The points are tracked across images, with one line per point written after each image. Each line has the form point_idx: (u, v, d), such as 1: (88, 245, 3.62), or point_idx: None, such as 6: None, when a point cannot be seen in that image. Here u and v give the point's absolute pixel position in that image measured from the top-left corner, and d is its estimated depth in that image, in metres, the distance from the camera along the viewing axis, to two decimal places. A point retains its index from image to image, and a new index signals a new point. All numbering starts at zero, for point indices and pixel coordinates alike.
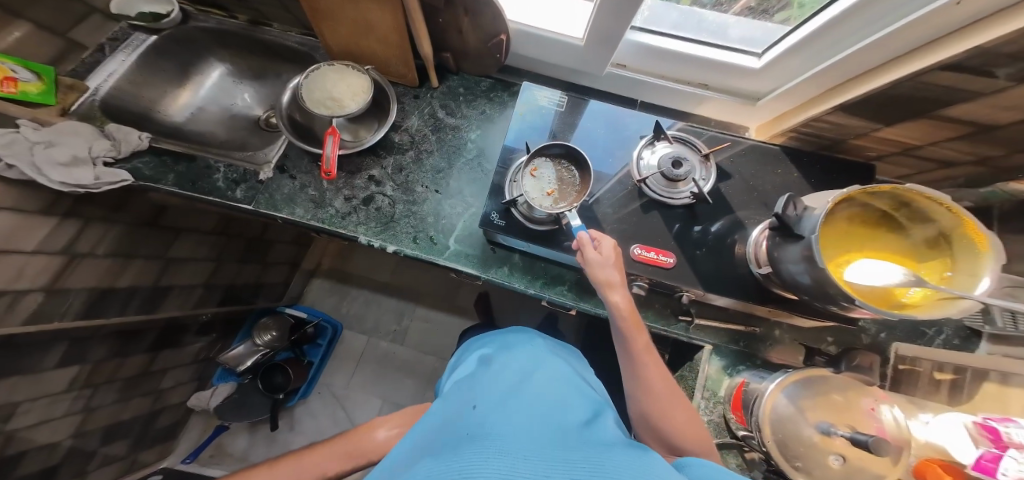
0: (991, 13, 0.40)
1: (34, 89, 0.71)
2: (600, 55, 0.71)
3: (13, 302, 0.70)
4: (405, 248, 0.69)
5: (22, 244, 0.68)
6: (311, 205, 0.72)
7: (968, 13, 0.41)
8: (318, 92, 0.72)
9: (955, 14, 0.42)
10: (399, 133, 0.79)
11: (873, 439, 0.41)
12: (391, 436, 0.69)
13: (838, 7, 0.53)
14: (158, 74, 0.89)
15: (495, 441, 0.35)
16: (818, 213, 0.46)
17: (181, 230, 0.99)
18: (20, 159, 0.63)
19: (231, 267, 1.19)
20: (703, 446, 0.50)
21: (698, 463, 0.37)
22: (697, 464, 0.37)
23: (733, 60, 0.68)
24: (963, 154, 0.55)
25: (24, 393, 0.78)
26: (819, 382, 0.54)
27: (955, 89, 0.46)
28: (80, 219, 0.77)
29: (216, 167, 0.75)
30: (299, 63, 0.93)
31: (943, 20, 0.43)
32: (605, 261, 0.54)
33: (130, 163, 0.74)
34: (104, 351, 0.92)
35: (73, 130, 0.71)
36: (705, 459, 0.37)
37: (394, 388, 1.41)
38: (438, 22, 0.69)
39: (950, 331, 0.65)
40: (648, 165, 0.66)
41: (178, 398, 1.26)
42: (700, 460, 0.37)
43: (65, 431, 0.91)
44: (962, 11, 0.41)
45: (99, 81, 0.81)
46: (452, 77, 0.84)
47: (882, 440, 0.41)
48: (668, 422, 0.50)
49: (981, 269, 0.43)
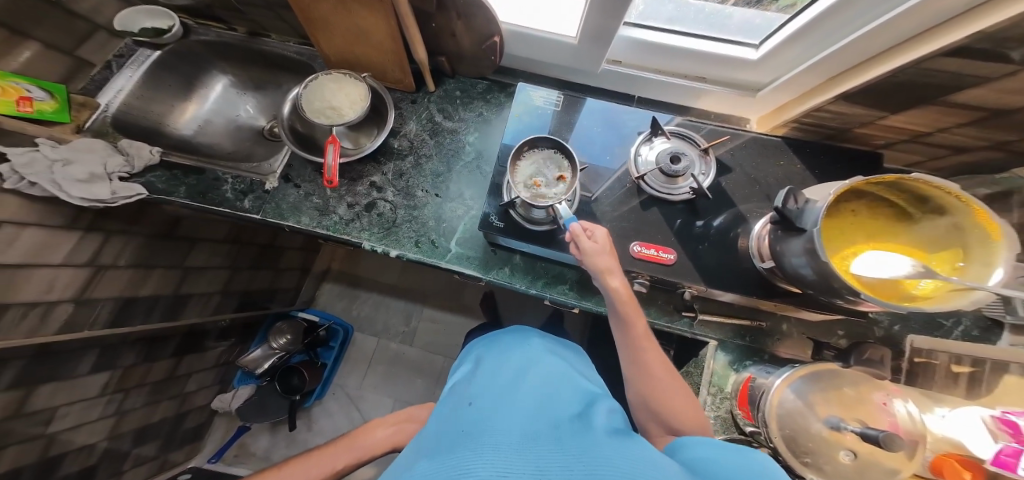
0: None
1: (49, 108, 0.75)
2: (594, 51, 0.70)
3: (46, 313, 0.74)
4: (408, 252, 0.70)
5: (49, 258, 0.72)
6: (316, 213, 0.74)
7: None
8: (317, 102, 0.73)
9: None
10: (398, 139, 0.80)
11: (885, 435, 0.39)
12: (391, 433, 0.72)
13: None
14: (164, 89, 0.91)
15: (490, 438, 0.36)
16: (820, 206, 0.44)
17: (196, 240, 1.02)
18: (41, 177, 0.67)
19: (245, 274, 1.23)
20: (700, 425, 0.50)
21: (693, 443, 0.38)
22: (697, 443, 0.37)
23: (731, 53, 0.66)
24: (976, 139, 0.53)
25: (62, 398, 0.83)
26: (828, 376, 0.53)
27: (962, 75, 0.45)
28: (101, 233, 0.80)
29: (224, 179, 0.77)
30: (298, 72, 0.95)
31: (942, 6, 0.42)
32: (601, 249, 0.54)
33: (144, 177, 0.77)
34: (132, 357, 0.96)
35: (89, 147, 0.74)
36: (707, 440, 0.37)
37: (407, 389, 1.44)
38: (431, 27, 0.70)
39: (969, 322, 0.64)
40: (646, 161, 0.65)
41: (202, 401, 1.31)
42: (695, 438, 0.39)
43: (101, 433, 0.96)
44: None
45: (110, 98, 0.85)
46: (448, 80, 0.85)
47: (894, 435, 0.39)
48: (669, 408, 0.50)
49: (995, 258, 0.41)
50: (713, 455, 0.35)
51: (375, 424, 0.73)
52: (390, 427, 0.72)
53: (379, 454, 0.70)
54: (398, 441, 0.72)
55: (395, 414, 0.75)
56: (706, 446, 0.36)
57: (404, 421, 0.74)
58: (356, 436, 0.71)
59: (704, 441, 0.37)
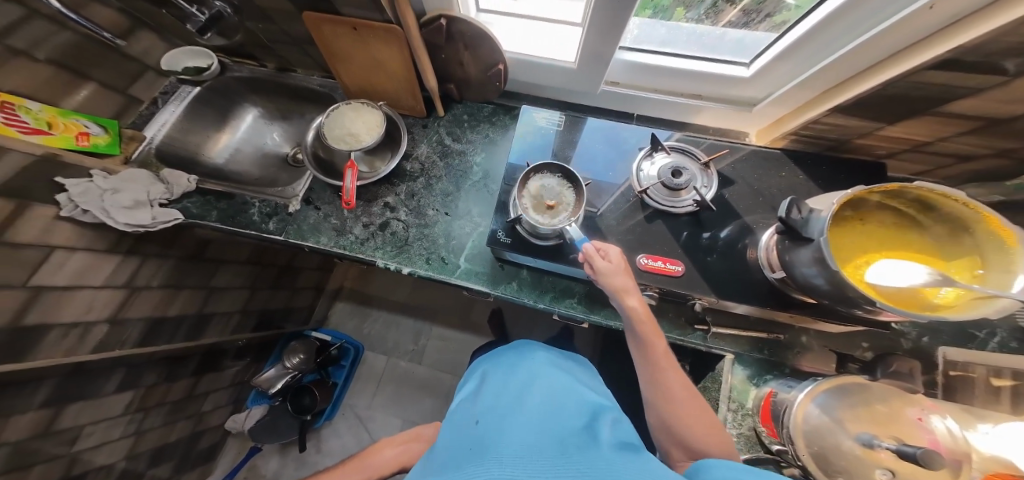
0: (968, 14, 0.41)
1: (103, 141, 0.84)
2: (593, 73, 0.73)
3: (84, 333, 0.79)
4: (419, 269, 0.72)
5: (92, 280, 0.78)
6: (333, 233, 0.78)
7: (940, 16, 0.42)
8: (338, 130, 0.79)
9: (932, 17, 0.43)
10: (410, 161, 0.84)
11: (924, 451, 0.37)
12: (397, 452, 0.70)
13: (809, 20, 0.54)
14: (202, 121, 1.00)
15: (496, 457, 0.36)
16: (825, 214, 0.44)
17: (222, 262, 1.07)
18: (91, 204, 0.74)
19: (264, 293, 1.27)
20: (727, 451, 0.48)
21: (721, 465, 0.35)
22: (720, 465, 0.35)
23: (723, 72, 0.68)
24: (978, 147, 0.52)
25: (87, 417, 0.86)
26: (856, 391, 0.51)
27: (954, 87, 0.45)
28: (139, 257, 0.86)
29: (252, 202, 0.82)
30: (320, 102, 1.03)
31: (916, 25, 0.44)
32: (616, 269, 0.54)
33: (181, 203, 0.83)
34: (154, 376, 1.00)
35: (133, 177, 0.80)
36: (729, 460, 0.35)
37: (416, 410, 1.42)
38: (440, 58, 0.75)
39: (1005, 333, 0.60)
40: (647, 175, 0.67)
41: (217, 421, 1.32)
42: (724, 461, 0.36)
43: (120, 453, 0.98)
44: (935, 15, 0.42)
45: (154, 131, 0.93)
46: (457, 105, 0.90)
47: (934, 452, 0.37)
48: (701, 438, 0.48)
49: (1015, 264, 0.40)
50: (732, 473, 0.33)
51: (383, 442, 0.72)
52: (397, 446, 0.71)
53: (386, 474, 0.69)
54: (404, 460, 0.71)
55: (402, 432, 0.75)
56: (734, 468, 0.34)
57: (411, 439, 0.73)
58: (364, 455, 0.70)
59: (728, 462, 0.35)
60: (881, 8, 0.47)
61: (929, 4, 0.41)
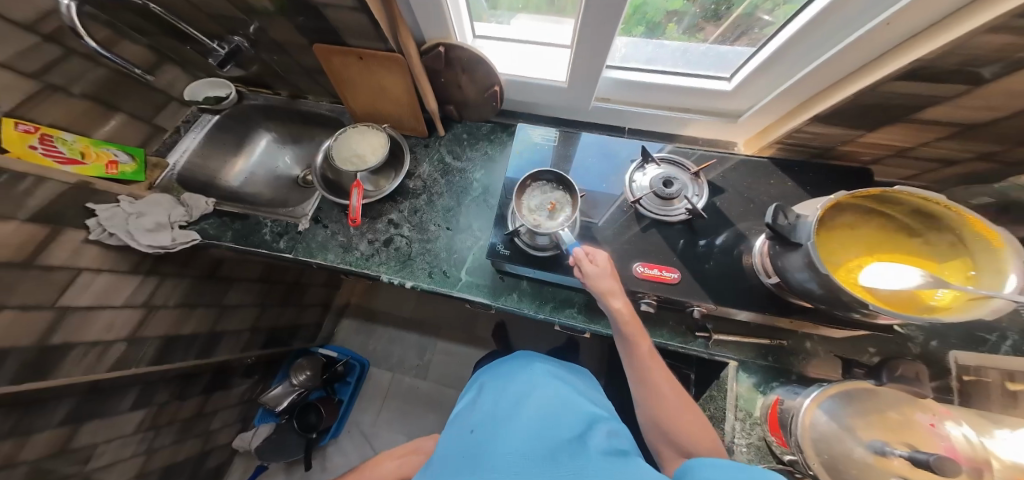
0: (927, 26, 0.44)
1: (130, 169, 0.89)
2: (583, 91, 0.77)
3: (103, 352, 0.82)
4: (421, 283, 0.74)
5: (113, 299, 0.82)
6: (340, 250, 0.81)
7: (900, 30, 0.45)
8: (345, 151, 0.83)
9: (895, 30, 0.46)
10: (413, 180, 0.87)
11: (936, 458, 0.36)
12: (397, 466, 0.70)
13: (781, 37, 0.57)
14: (219, 146, 1.06)
15: (490, 470, 0.37)
16: (811, 219, 0.45)
17: (234, 280, 1.11)
18: (118, 229, 0.79)
19: (273, 311, 1.30)
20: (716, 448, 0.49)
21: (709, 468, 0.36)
22: (708, 470, 0.36)
23: (706, 86, 0.70)
24: (961, 151, 0.53)
25: (101, 436, 0.88)
26: (864, 396, 0.50)
27: (927, 96, 0.47)
28: (158, 277, 0.90)
29: (265, 222, 0.86)
30: (329, 125, 1.08)
31: (882, 39, 0.47)
32: (602, 272, 0.56)
33: (199, 224, 0.87)
34: (166, 394, 1.02)
35: (157, 201, 0.85)
36: (716, 462, 0.36)
37: (420, 427, 1.40)
38: (439, 82, 0.79)
39: (1016, 336, 0.59)
40: (641, 187, 0.69)
41: (224, 440, 1.33)
42: (712, 462, 0.37)
43: (130, 473, 0.99)
44: (894, 30, 0.46)
45: (176, 158, 1.00)
46: (456, 125, 0.94)
47: (946, 458, 0.36)
48: (697, 443, 0.48)
49: (1005, 265, 0.40)
50: None
51: (384, 456, 0.72)
52: (398, 459, 0.71)
53: None
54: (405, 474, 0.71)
55: (403, 445, 0.75)
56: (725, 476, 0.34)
57: (411, 452, 0.72)
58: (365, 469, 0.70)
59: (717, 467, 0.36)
60: (846, 24, 0.50)
61: (886, 21, 0.45)
